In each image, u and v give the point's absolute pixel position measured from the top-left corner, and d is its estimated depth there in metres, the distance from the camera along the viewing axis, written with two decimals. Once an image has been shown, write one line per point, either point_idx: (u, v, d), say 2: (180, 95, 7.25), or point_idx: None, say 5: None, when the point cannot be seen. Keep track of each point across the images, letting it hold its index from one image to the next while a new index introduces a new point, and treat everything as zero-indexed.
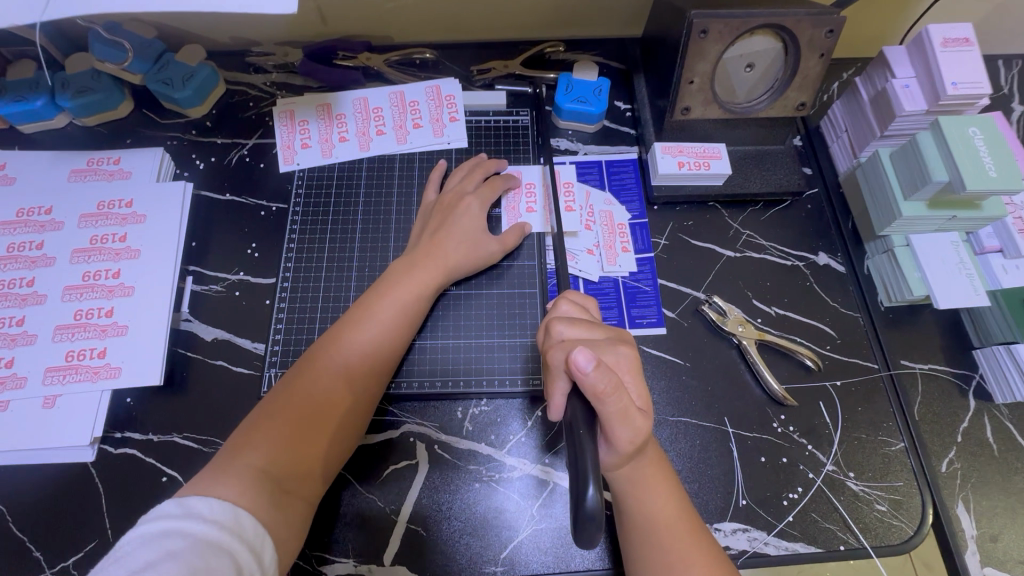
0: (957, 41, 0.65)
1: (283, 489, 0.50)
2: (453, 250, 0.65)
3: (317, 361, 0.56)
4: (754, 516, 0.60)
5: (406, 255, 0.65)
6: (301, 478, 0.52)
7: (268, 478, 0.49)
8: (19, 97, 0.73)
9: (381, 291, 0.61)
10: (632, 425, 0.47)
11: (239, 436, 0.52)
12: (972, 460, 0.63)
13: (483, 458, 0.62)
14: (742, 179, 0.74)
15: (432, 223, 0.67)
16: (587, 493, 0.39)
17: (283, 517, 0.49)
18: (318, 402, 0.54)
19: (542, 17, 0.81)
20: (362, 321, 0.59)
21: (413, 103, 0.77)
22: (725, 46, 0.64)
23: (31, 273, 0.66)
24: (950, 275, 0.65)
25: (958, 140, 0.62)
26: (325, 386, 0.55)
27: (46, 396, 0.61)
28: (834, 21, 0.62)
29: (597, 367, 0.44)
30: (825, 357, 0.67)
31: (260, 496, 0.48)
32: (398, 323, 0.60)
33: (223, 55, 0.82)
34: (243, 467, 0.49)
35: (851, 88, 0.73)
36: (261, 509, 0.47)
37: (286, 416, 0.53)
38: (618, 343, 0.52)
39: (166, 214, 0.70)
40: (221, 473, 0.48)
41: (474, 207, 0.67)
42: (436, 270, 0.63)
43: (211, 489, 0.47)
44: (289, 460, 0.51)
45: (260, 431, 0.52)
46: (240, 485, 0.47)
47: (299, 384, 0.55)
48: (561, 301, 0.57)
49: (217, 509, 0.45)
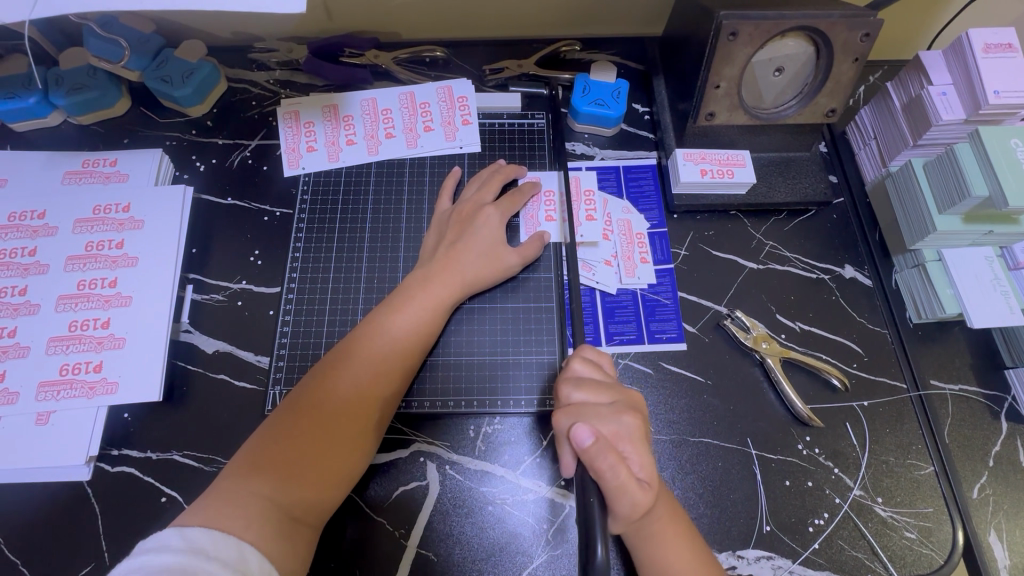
0: (998, 47, 0.62)
1: (290, 517, 0.47)
2: (469, 263, 0.62)
3: (327, 379, 0.54)
4: (777, 543, 0.58)
5: (421, 269, 0.62)
6: (309, 505, 0.49)
7: (275, 505, 0.47)
8: (10, 94, 0.69)
9: (393, 305, 0.59)
10: (629, 500, 0.46)
11: (243, 457, 0.50)
12: (1004, 484, 0.60)
13: (495, 480, 0.59)
14: (766, 188, 0.71)
15: (448, 235, 0.64)
16: (595, 552, 0.39)
17: (290, 549, 0.46)
18: (327, 423, 0.52)
19: (558, 14, 0.78)
20: (373, 337, 0.56)
21: (424, 105, 0.74)
22: (755, 49, 0.61)
23: (24, 281, 0.63)
24: (985, 292, 0.63)
25: (1000, 153, 0.58)
26: (335, 406, 0.53)
27: (39, 413, 0.58)
28: (870, 24, 0.59)
29: (595, 441, 0.45)
30: (852, 376, 0.64)
31: (267, 526, 0.45)
32: (412, 340, 0.58)
33: (224, 51, 0.79)
34: (246, 492, 0.47)
35: (882, 94, 0.70)
36: (267, 542, 0.45)
37: (294, 438, 0.50)
38: (621, 411, 0.50)
39: (165, 221, 0.67)
40: (225, 501, 0.46)
41: (494, 217, 0.64)
42: (451, 283, 0.61)
43: (215, 519, 0.44)
44: (296, 485, 0.49)
45: (266, 455, 0.49)
46: (246, 515, 0.45)
47: (308, 403, 0.52)
48: (575, 359, 0.55)
49: (220, 545, 0.42)
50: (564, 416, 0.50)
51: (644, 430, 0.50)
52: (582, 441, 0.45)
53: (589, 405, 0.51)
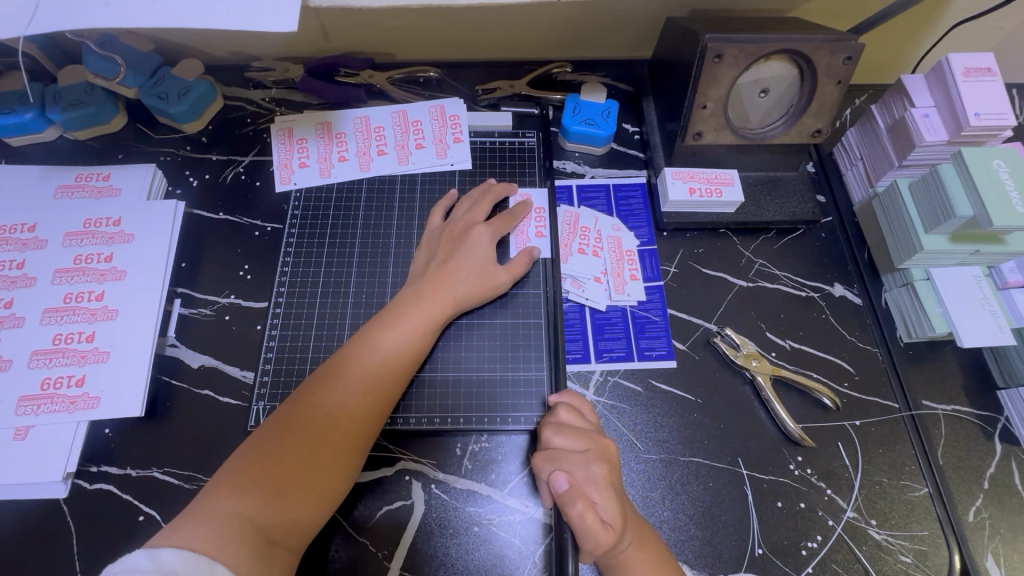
0: (978, 71, 0.63)
1: (268, 539, 0.46)
2: (460, 281, 0.62)
3: (315, 394, 0.53)
4: (771, 567, 0.56)
5: (411, 287, 0.62)
6: (288, 527, 0.48)
7: (253, 527, 0.46)
8: (7, 110, 0.71)
9: (385, 322, 0.59)
10: (591, 539, 0.48)
11: (226, 474, 0.49)
12: (1001, 507, 0.59)
13: (482, 500, 0.58)
14: (755, 207, 0.71)
15: (439, 253, 0.64)
16: None
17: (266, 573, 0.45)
18: (313, 441, 0.51)
19: (549, 37, 0.80)
20: (365, 355, 0.56)
21: (416, 123, 0.75)
22: (740, 71, 0.62)
23: (10, 294, 0.62)
24: (974, 312, 0.63)
25: (982, 174, 0.59)
26: (323, 424, 0.52)
27: (18, 427, 0.57)
28: (852, 48, 0.60)
29: (569, 488, 0.50)
30: (843, 395, 0.64)
31: (243, 548, 0.44)
32: (404, 359, 0.57)
33: (222, 70, 0.80)
34: (226, 512, 0.46)
35: (867, 116, 0.71)
36: (243, 564, 0.43)
37: (279, 456, 0.50)
38: (593, 461, 0.52)
39: (155, 235, 0.67)
40: (201, 521, 0.45)
41: (485, 236, 0.64)
42: (442, 302, 0.60)
43: (189, 539, 0.43)
44: (277, 506, 0.48)
45: (250, 473, 0.48)
46: (222, 536, 0.44)
47: (295, 421, 0.52)
48: (559, 407, 0.57)
49: (192, 565, 0.41)
50: (540, 462, 0.53)
51: (612, 478, 0.52)
52: (557, 486, 0.50)
53: (564, 451, 0.53)
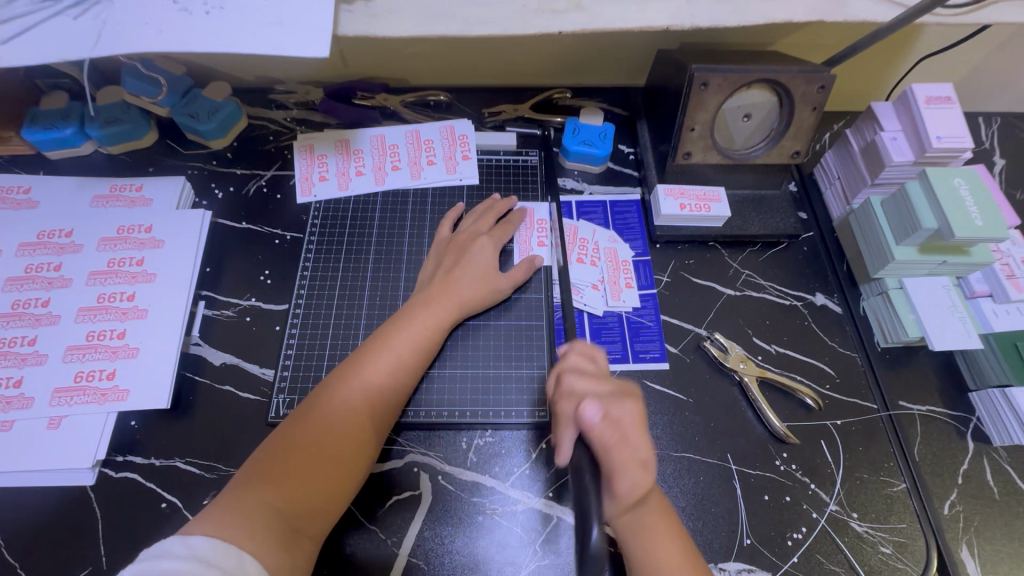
0: (939, 99, 0.69)
1: (292, 527, 0.49)
2: (466, 288, 0.67)
3: (333, 391, 0.57)
4: (758, 556, 0.59)
5: (421, 292, 0.66)
6: (309, 516, 0.51)
7: (277, 517, 0.49)
8: (49, 125, 0.77)
9: (397, 325, 0.63)
10: (632, 477, 0.49)
11: (250, 469, 0.52)
12: (974, 503, 0.63)
13: (486, 490, 0.61)
14: (741, 222, 0.77)
15: (444, 261, 0.69)
16: (592, 533, 0.39)
17: (291, 559, 0.48)
18: (333, 435, 0.55)
19: (550, 65, 0.86)
20: (380, 355, 0.60)
21: (428, 142, 0.81)
22: (725, 97, 0.69)
23: (47, 294, 0.67)
24: (944, 318, 0.67)
25: (944, 191, 0.65)
26: (343, 420, 0.56)
27: (52, 417, 0.60)
28: (824, 78, 0.66)
29: (602, 418, 0.51)
30: (825, 396, 0.68)
31: (271, 535, 0.47)
32: (415, 360, 0.62)
33: (247, 92, 0.87)
34: (252, 503, 0.48)
35: (843, 140, 0.78)
36: (271, 549, 0.46)
37: (300, 449, 0.53)
38: (623, 398, 0.54)
39: (183, 241, 0.72)
40: (229, 510, 0.47)
41: (487, 245, 0.70)
42: (449, 306, 0.65)
43: (219, 528, 0.45)
44: (300, 495, 0.51)
45: (275, 464, 0.52)
46: (250, 525, 0.46)
47: (316, 416, 0.55)
48: (571, 352, 0.59)
49: (222, 553, 0.43)
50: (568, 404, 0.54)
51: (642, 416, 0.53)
52: (590, 417, 0.51)
53: (589, 391, 0.55)
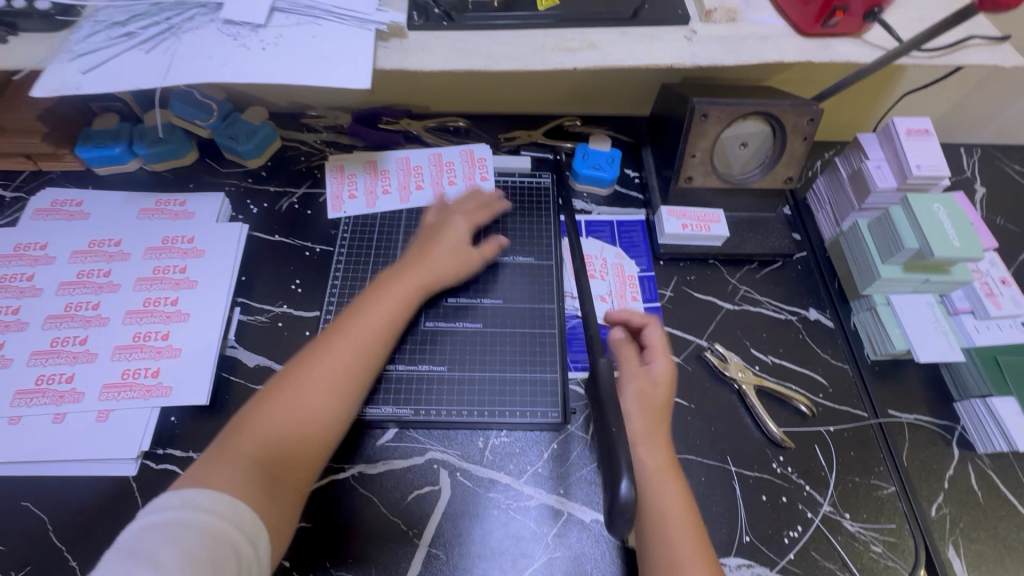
0: (918, 132, 0.75)
1: (273, 473, 0.54)
2: (441, 261, 0.72)
3: (311, 350, 0.62)
4: (757, 552, 0.63)
5: (400, 263, 0.73)
6: (294, 467, 0.56)
7: (259, 465, 0.53)
8: (100, 144, 0.83)
9: (375, 289, 0.68)
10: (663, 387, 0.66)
11: (235, 425, 0.56)
12: (960, 506, 0.67)
13: (502, 486, 0.66)
14: (739, 242, 0.83)
15: (426, 238, 0.76)
16: (621, 490, 0.44)
17: (273, 500, 0.52)
18: (316, 393, 0.59)
19: (561, 95, 0.94)
20: (359, 317, 0.65)
21: (449, 163, 0.87)
22: (723, 127, 0.75)
23: (97, 297, 0.72)
24: (928, 332, 0.72)
25: (923, 214, 0.71)
26: (323, 375, 0.60)
27: (100, 410, 0.65)
28: (813, 111, 0.73)
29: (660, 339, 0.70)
30: (818, 404, 0.72)
31: (253, 481, 0.52)
32: (393, 323, 0.66)
33: (281, 116, 0.94)
34: (237, 453, 0.53)
35: (833, 167, 0.84)
36: (253, 491, 0.51)
37: (281, 400, 0.57)
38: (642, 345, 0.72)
39: (222, 252, 0.78)
40: (216, 461, 0.52)
41: (465, 224, 0.77)
42: (423, 277, 0.71)
43: (208, 480, 0.50)
44: (284, 447, 0.55)
45: (262, 418, 0.56)
46: (233, 472, 0.51)
47: (293, 373, 0.60)
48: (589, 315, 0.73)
49: (214, 500, 0.49)
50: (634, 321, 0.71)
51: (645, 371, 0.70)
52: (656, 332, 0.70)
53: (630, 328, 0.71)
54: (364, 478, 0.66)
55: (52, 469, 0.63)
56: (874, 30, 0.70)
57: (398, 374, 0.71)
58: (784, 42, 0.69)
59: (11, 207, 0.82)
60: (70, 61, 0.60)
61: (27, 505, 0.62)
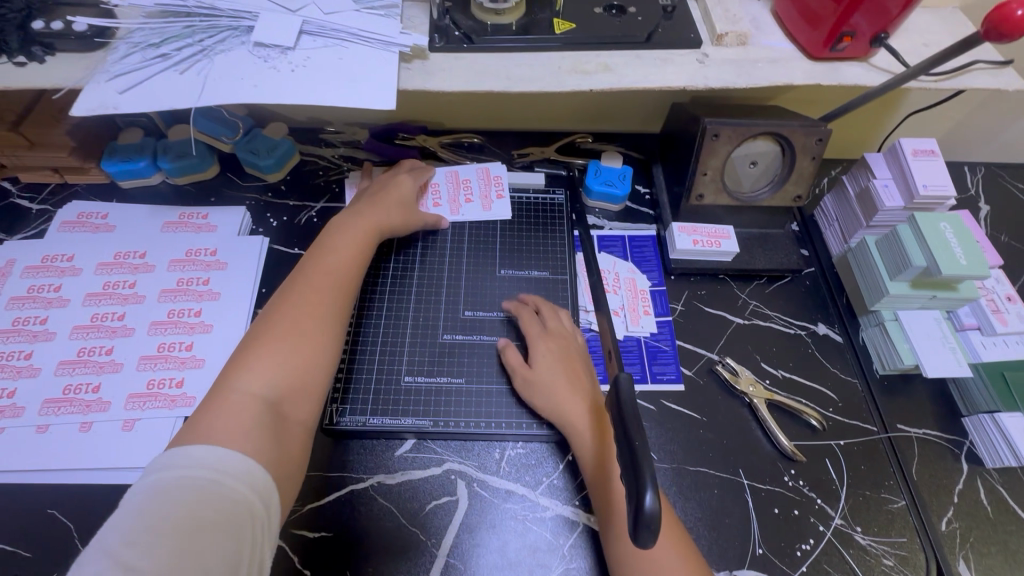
0: (925, 152, 0.77)
1: (275, 411, 0.55)
2: (390, 211, 0.78)
3: (287, 296, 0.64)
4: (770, 565, 0.64)
5: (352, 211, 0.77)
6: (296, 407, 0.57)
7: (265, 407, 0.54)
8: (125, 158, 0.85)
9: (335, 236, 0.72)
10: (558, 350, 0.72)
11: (222, 379, 0.56)
12: (969, 520, 0.68)
13: (518, 498, 0.67)
14: (749, 257, 0.84)
15: (371, 193, 0.80)
16: (646, 500, 0.43)
17: (283, 438, 0.54)
18: (302, 333, 0.60)
19: (573, 112, 0.96)
20: (323, 262, 0.68)
21: (466, 181, 0.89)
22: (734, 146, 0.77)
23: (123, 308, 0.74)
24: (936, 347, 0.74)
25: (931, 232, 0.73)
26: (304, 315, 0.62)
27: (126, 419, 0.67)
28: (822, 132, 0.75)
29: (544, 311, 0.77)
30: (829, 418, 0.74)
31: (260, 423, 0.52)
32: (357, 264, 0.70)
33: (301, 132, 0.97)
34: (238, 401, 0.53)
35: (840, 186, 0.86)
36: (261, 431, 0.52)
37: (270, 344, 0.58)
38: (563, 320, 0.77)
39: (245, 264, 0.80)
40: (215, 414, 0.52)
41: (408, 181, 0.83)
42: (373, 226, 0.75)
43: (212, 435, 0.50)
44: (286, 386, 0.57)
45: (251, 361, 0.57)
46: (238, 420, 0.52)
47: (272, 319, 0.61)
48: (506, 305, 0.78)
49: (227, 459, 0.48)
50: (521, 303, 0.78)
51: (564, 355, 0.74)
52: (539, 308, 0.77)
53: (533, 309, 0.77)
54: (382, 487, 0.67)
55: (78, 477, 0.64)
56: (880, 54, 0.72)
57: (418, 387, 0.72)
58: (793, 65, 0.71)
59: (38, 219, 0.84)
60: (107, 81, 0.63)
61: (53, 512, 0.63)
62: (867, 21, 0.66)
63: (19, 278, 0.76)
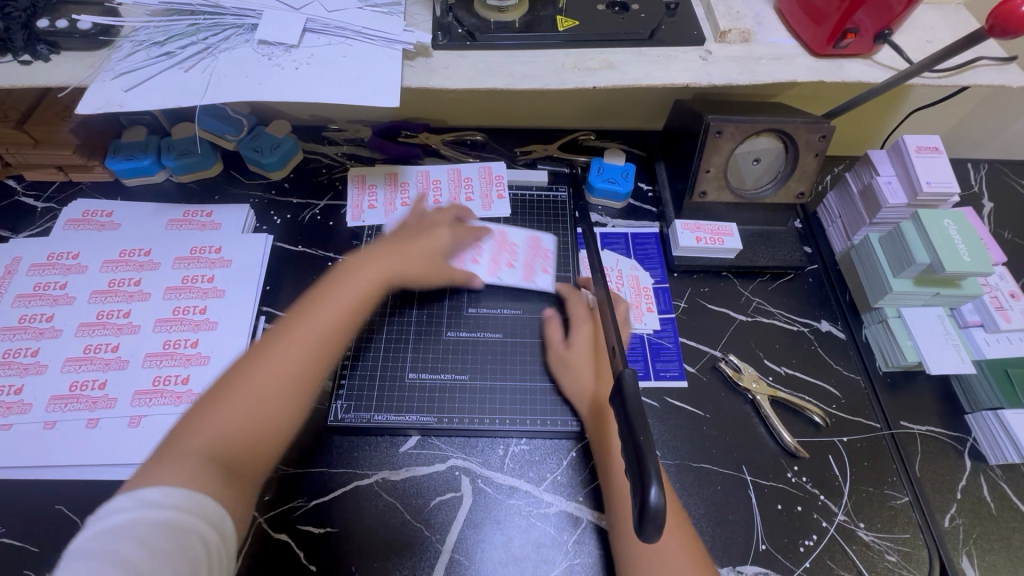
0: (928, 149, 0.77)
1: (228, 456, 0.51)
2: (415, 263, 0.72)
3: (275, 329, 0.59)
4: (773, 560, 0.64)
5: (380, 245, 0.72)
6: (247, 458, 0.52)
7: (218, 450, 0.50)
8: (129, 156, 0.85)
9: (346, 267, 0.67)
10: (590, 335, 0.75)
11: (189, 414, 0.53)
12: (973, 517, 0.68)
13: (521, 493, 0.67)
14: (752, 254, 0.85)
15: (406, 231, 0.76)
16: (651, 494, 0.44)
17: (235, 484, 0.50)
18: (273, 367, 0.56)
19: (576, 109, 0.96)
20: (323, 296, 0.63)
21: (468, 179, 0.89)
22: (736, 144, 0.77)
23: (128, 306, 0.75)
24: (940, 344, 0.74)
25: (935, 230, 0.72)
26: (280, 346, 0.57)
27: (132, 416, 0.67)
28: (825, 128, 0.75)
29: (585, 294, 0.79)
30: (832, 415, 0.74)
31: (210, 469, 0.49)
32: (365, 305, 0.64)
33: (304, 130, 0.97)
34: (189, 446, 0.50)
35: (842, 182, 0.86)
36: (207, 476, 0.48)
37: (232, 382, 0.54)
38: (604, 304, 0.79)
39: (249, 261, 0.80)
40: (169, 457, 0.49)
41: (447, 232, 0.77)
42: (393, 269, 0.69)
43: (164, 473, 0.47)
44: (241, 429, 0.52)
45: (221, 400, 0.53)
46: (189, 465, 0.48)
47: (256, 352, 0.57)
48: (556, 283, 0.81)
49: (177, 497, 0.45)
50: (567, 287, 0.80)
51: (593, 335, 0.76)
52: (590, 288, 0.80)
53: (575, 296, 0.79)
54: (388, 483, 0.67)
55: (85, 473, 0.65)
56: (884, 51, 0.72)
57: (424, 384, 0.73)
58: (797, 62, 0.71)
59: (43, 217, 0.84)
60: (112, 79, 0.63)
61: (60, 508, 0.63)
62: (871, 18, 0.67)
63: (25, 276, 0.76)
